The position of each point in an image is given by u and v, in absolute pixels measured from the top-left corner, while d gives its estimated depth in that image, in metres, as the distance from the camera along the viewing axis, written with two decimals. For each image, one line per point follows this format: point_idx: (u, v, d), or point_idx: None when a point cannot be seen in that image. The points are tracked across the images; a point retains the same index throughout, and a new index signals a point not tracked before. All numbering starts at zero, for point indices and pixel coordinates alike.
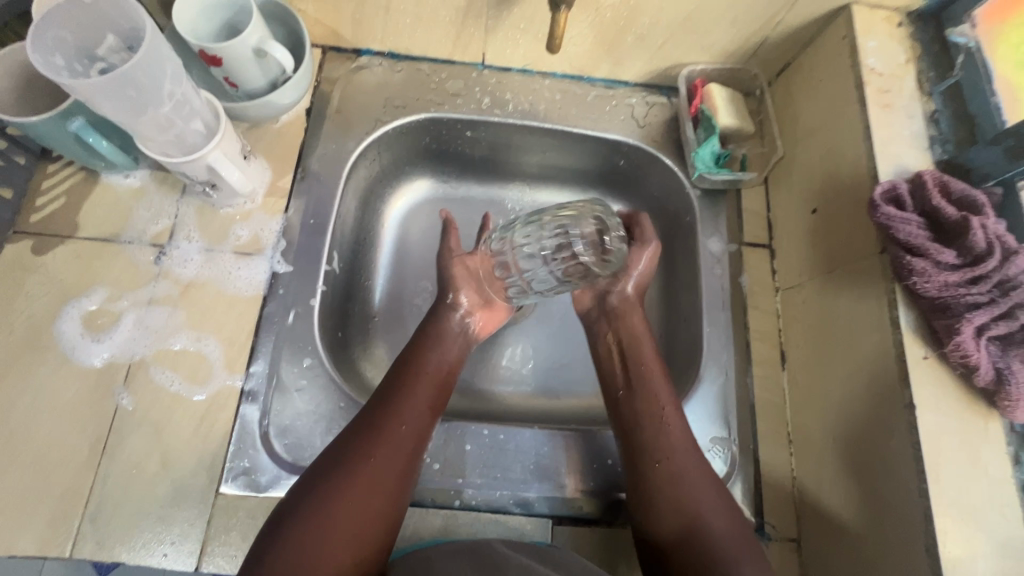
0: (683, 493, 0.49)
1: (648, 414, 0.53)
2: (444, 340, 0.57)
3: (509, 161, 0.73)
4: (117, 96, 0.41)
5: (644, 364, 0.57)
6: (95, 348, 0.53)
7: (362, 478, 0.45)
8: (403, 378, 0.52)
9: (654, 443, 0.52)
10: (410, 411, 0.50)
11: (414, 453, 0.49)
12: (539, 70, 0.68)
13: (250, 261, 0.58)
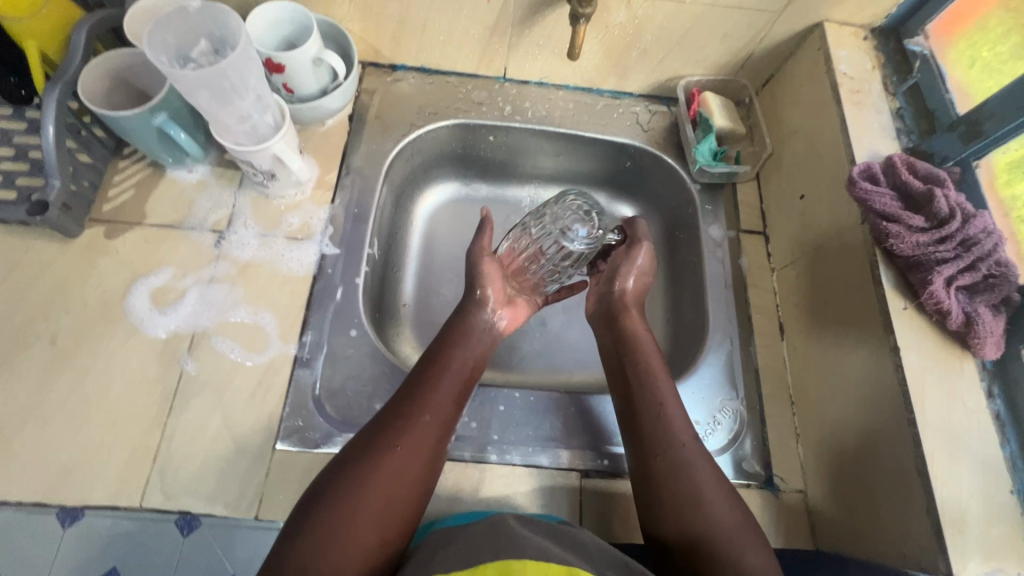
0: (690, 482, 0.50)
1: (655, 406, 0.55)
2: (467, 341, 0.58)
3: (527, 164, 0.81)
4: (206, 84, 0.48)
5: (643, 360, 0.59)
6: (161, 320, 0.58)
7: (387, 468, 0.47)
8: (429, 374, 0.54)
9: (656, 431, 0.53)
10: (435, 406, 0.52)
11: (438, 443, 0.50)
12: (553, 83, 0.77)
13: (301, 245, 0.64)
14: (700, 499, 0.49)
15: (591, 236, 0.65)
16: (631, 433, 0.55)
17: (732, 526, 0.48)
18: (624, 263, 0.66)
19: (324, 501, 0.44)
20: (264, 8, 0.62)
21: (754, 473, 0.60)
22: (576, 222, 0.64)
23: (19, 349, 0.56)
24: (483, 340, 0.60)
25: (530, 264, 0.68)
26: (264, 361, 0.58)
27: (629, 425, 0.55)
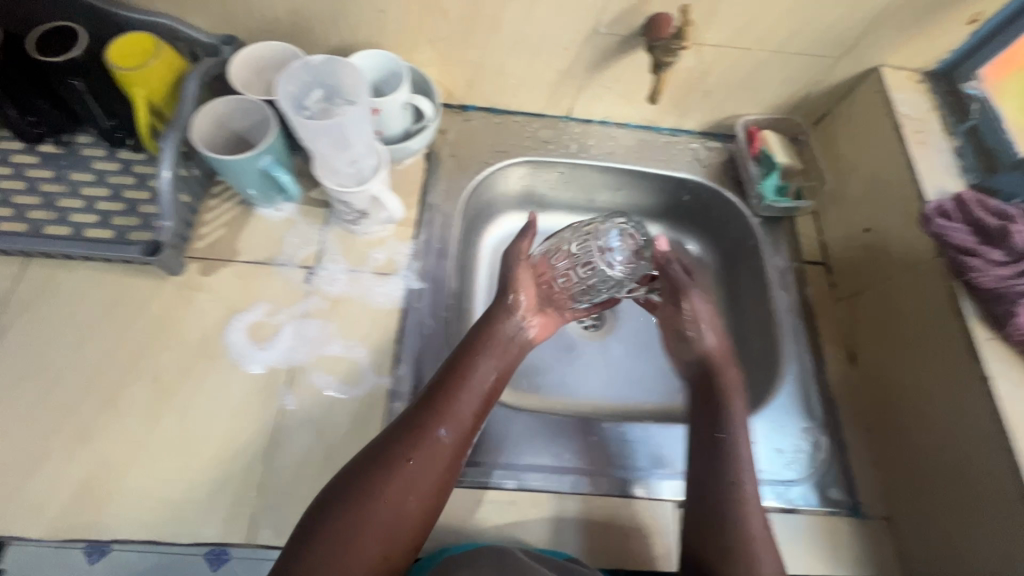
0: (734, 502, 0.52)
1: (722, 432, 0.56)
2: (490, 353, 0.57)
3: (586, 198, 0.84)
4: (324, 137, 0.55)
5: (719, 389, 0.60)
6: (259, 355, 0.60)
7: (395, 479, 0.47)
8: (451, 388, 0.53)
9: (729, 463, 0.54)
10: (453, 419, 0.51)
11: (453, 459, 0.50)
12: (615, 121, 0.80)
13: (388, 279, 0.66)
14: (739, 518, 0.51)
15: (625, 266, 0.63)
16: (701, 457, 0.55)
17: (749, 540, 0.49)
18: (693, 318, 0.65)
19: (337, 505, 0.45)
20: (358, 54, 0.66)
21: (839, 500, 0.61)
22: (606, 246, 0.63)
23: (123, 386, 0.57)
24: (508, 351, 0.59)
25: (564, 280, 0.65)
26: (360, 394, 0.59)
27: (695, 449, 0.57)
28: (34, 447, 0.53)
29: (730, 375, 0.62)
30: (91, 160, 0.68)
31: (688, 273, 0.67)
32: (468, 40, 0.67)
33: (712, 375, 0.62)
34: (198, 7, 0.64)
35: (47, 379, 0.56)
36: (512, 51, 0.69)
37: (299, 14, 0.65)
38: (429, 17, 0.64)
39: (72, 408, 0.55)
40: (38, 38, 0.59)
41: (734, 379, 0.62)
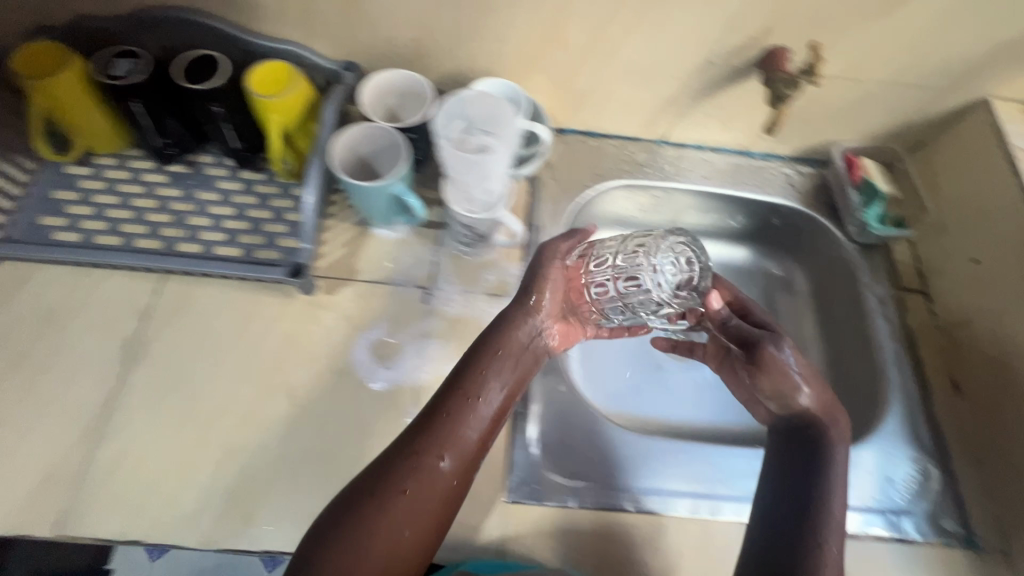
0: (804, 541, 0.48)
1: (818, 475, 0.52)
2: (497, 365, 0.54)
3: (675, 221, 0.85)
4: (461, 167, 0.61)
5: (809, 428, 0.55)
6: (385, 373, 0.62)
7: (385, 510, 0.45)
8: (449, 409, 0.50)
9: (812, 501, 0.50)
10: (450, 441, 0.49)
11: (452, 486, 0.48)
12: (709, 145, 0.81)
13: (500, 300, 0.68)
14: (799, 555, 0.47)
15: (671, 289, 0.57)
16: (789, 503, 0.51)
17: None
18: (793, 376, 0.55)
19: (330, 536, 0.44)
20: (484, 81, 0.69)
21: (953, 531, 0.61)
22: (666, 252, 0.57)
23: (260, 401, 0.59)
24: (522, 361, 0.56)
25: (596, 293, 0.60)
26: None
27: (776, 487, 0.53)
28: (183, 458, 0.56)
29: (838, 426, 0.55)
30: (215, 179, 0.71)
31: (768, 324, 0.60)
32: (581, 68, 0.69)
33: (823, 429, 0.54)
34: (325, 34, 0.67)
35: (190, 392, 0.59)
36: (622, 79, 0.70)
37: (421, 41, 0.67)
38: (548, 46, 0.66)
39: (215, 421, 0.58)
40: (183, 65, 0.62)
41: (842, 428, 0.55)
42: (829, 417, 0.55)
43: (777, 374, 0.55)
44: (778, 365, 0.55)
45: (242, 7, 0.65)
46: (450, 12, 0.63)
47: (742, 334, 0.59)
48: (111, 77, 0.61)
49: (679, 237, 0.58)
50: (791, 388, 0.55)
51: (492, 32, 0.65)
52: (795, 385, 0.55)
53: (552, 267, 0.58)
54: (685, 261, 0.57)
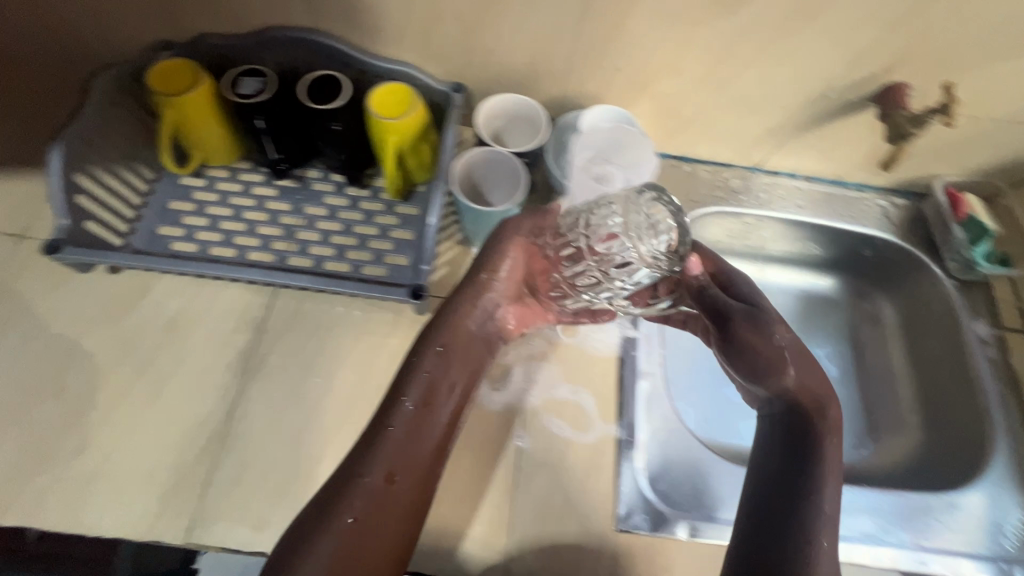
0: (795, 554, 0.42)
1: (808, 472, 0.45)
2: (441, 362, 0.51)
3: (762, 248, 0.85)
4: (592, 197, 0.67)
5: (814, 423, 0.47)
6: (494, 396, 0.63)
7: (326, 536, 0.42)
8: (393, 420, 0.48)
9: (805, 508, 0.44)
10: (398, 454, 0.46)
11: (400, 499, 0.45)
12: (804, 174, 0.81)
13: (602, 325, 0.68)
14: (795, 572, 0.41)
15: (649, 253, 0.49)
16: (767, 516, 0.45)
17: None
18: (777, 352, 0.49)
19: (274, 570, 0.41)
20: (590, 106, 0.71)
21: None
22: (651, 229, 0.49)
23: None
24: (474, 348, 0.55)
25: (566, 276, 0.56)
26: (591, 440, 0.61)
27: (758, 494, 0.47)
28: (300, 473, 0.57)
29: (833, 410, 0.48)
30: (322, 194, 0.72)
31: (750, 292, 0.54)
32: (690, 96, 0.69)
33: (812, 416, 0.47)
34: (439, 55, 0.67)
35: (305, 407, 0.60)
36: (730, 108, 0.70)
37: (534, 66, 0.67)
38: (662, 74, 0.66)
39: (330, 437, 0.59)
40: (307, 86, 0.64)
41: (829, 407, 0.48)
42: (816, 408, 0.48)
43: (762, 345, 0.49)
44: (761, 325, 0.51)
45: (363, 28, 0.65)
46: (570, 39, 0.63)
47: (716, 309, 0.53)
48: (239, 96, 0.63)
49: (659, 192, 0.50)
50: (767, 354, 0.49)
51: (608, 59, 0.65)
52: (771, 353, 0.49)
53: (531, 234, 0.55)
54: (665, 219, 0.49)
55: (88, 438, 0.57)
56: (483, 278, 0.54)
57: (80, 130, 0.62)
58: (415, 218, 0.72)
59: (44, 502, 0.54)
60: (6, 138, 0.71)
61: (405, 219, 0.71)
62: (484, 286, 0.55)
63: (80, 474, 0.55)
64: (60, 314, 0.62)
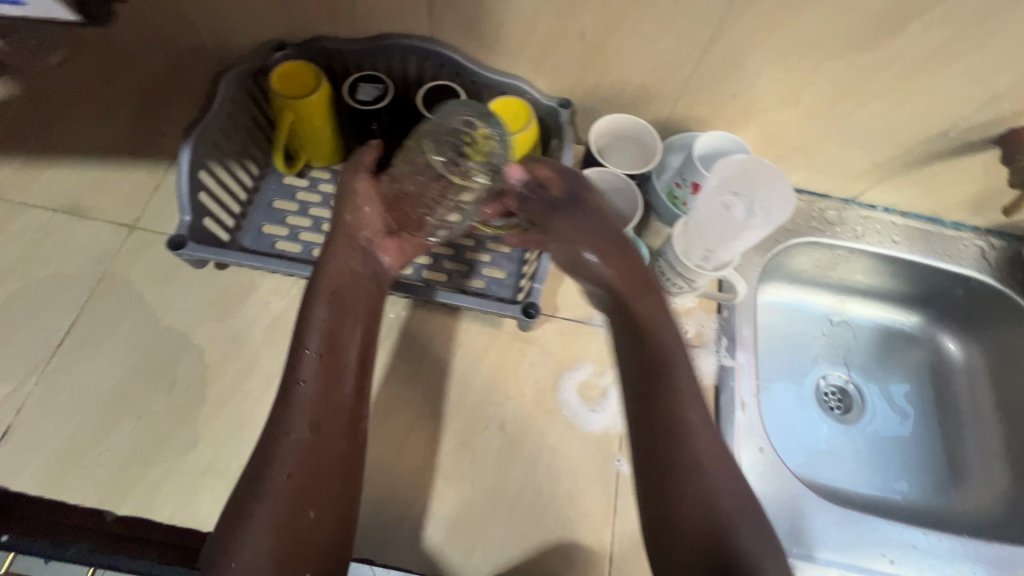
0: (679, 478, 0.48)
1: (648, 379, 0.53)
2: (337, 312, 0.56)
3: (846, 280, 0.85)
4: (717, 229, 0.60)
5: (657, 358, 0.54)
6: (592, 417, 0.63)
7: (269, 495, 0.47)
8: (303, 373, 0.52)
9: (650, 411, 0.52)
10: (312, 406, 0.51)
11: (329, 439, 0.50)
12: (899, 210, 0.80)
13: (698, 352, 0.68)
14: (688, 491, 0.48)
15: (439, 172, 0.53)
16: (648, 454, 0.51)
17: (693, 519, 0.47)
18: (596, 245, 0.59)
19: (221, 543, 0.44)
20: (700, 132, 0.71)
21: None
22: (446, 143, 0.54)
23: (475, 432, 0.61)
24: (360, 287, 0.58)
25: (419, 208, 0.57)
26: None
27: (649, 437, 0.51)
28: (406, 479, 0.58)
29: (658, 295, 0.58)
30: None
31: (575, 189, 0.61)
32: (802, 126, 0.68)
33: (627, 298, 0.58)
34: (553, 72, 0.67)
35: (409, 413, 0.62)
36: (841, 140, 0.69)
37: (648, 87, 0.67)
38: (780, 102, 0.65)
39: (435, 447, 0.60)
40: (424, 97, 0.65)
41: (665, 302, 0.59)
42: (662, 304, 0.58)
43: (579, 228, 0.60)
44: (602, 219, 0.61)
45: (482, 41, 0.65)
46: (694, 64, 0.62)
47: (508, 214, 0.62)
48: (357, 102, 0.64)
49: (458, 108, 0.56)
50: (602, 243, 0.59)
51: (728, 85, 0.64)
52: (604, 245, 0.59)
53: (368, 182, 0.59)
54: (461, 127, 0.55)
55: (197, 432, 0.57)
56: (344, 220, 0.59)
57: (207, 128, 0.62)
58: None
59: (159, 494, 0.55)
60: (120, 130, 0.73)
61: None
62: (348, 241, 0.58)
63: (192, 469, 0.56)
64: (171, 307, 0.63)
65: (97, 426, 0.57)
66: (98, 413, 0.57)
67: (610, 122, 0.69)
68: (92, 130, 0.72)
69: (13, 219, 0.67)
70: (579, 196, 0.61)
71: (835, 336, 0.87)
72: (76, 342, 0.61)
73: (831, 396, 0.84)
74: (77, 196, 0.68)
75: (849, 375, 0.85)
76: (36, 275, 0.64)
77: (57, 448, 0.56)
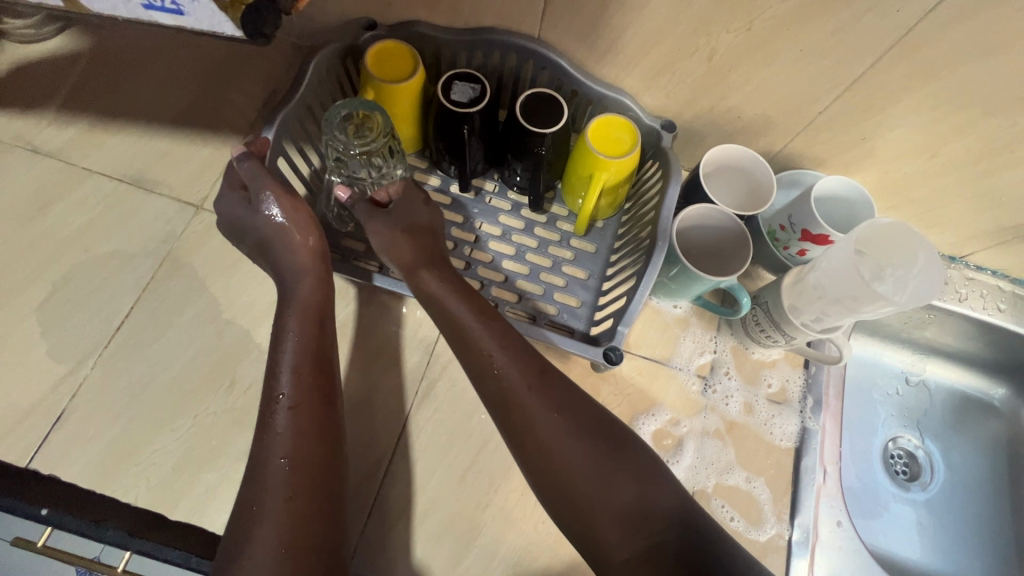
0: (567, 486, 0.44)
1: (479, 359, 0.50)
2: (311, 332, 0.51)
3: (936, 342, 0.79)
4: (840, 282, 0.52)
5: (489, 354, 0.50)
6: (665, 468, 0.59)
7: (266, 521, 0.41)
8: (282, 395, 0.47)
9: (494, 390, 0.49)
10: (298, 428, 0.45)
11: (315, 454, 0.45)
12: (1008, 275, 0.74)
13: (782, 411, 0.63)
14: (577, 499, 0.44)
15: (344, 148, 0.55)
16: (536, 480, 0.46)
17: (599, 496, 0.43)
18: (390, 236, 0.57)
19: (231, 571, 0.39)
20: (815, 172, 0.65)
21: None
22: (361, 133, 0.54)
23: None
24: (311, 309, 0.52)
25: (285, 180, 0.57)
26: (766, 534, 0.58)
27: (521, 460, 0.47)
28: (466, 515, 0.56)
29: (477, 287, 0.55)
30: (498, 212, 0.68)
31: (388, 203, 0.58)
32: (931, 179, 0.62)
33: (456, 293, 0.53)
34: (667, 89, 0.61)
35: (473, 442, 0.59)
36: (969, 200, 0.63)
37: (767, 118, 0.61)
38: (913, 153, 0.59)
39: (498, 483, 0.57)
40: (524, 103, 0.59)
41: (459, 275, 0.56)
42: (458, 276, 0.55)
43: (388, 223, 0.57)
44: (404, 201, 0.58)
45: (594, 48, 0.59)
46: (829, 102, 0.56)
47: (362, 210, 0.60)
48: (450, 102, 0.59)
49: (355, 103, 0.54)
50: (406, 228, 0.57)
51: (862, 128, 0.58)
52: (410, 225, 0.57)
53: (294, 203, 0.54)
54: (359, 120, 0.54)
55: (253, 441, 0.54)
56: (313, 245, 0.54)
57: (290, 114, 0.58)
58: (590, 255, 0.66)
59: (213, 502, 0.52)
60: (188, 97, 0.68)
61: (579, 255, 0.66)
62: (319, 263, 0.54)
63: None
64: (233, 301, 0.60)
65: (153, 420, 0.54)
66: (154, 408, 0.55)
67: (753, 158, 0.62)
68: (158, 94, 0.67)
69: (75, 186, 0.63)
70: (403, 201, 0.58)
71: (908, 398, 0.81)
72: (135, 328, 0.58)
73: (898, 459, 0.78)
74: (142, 167, 0.65)
75: (920, 441, 0.79)
76: (98, 250, 0.61)
77: (111, 441, 0.53)
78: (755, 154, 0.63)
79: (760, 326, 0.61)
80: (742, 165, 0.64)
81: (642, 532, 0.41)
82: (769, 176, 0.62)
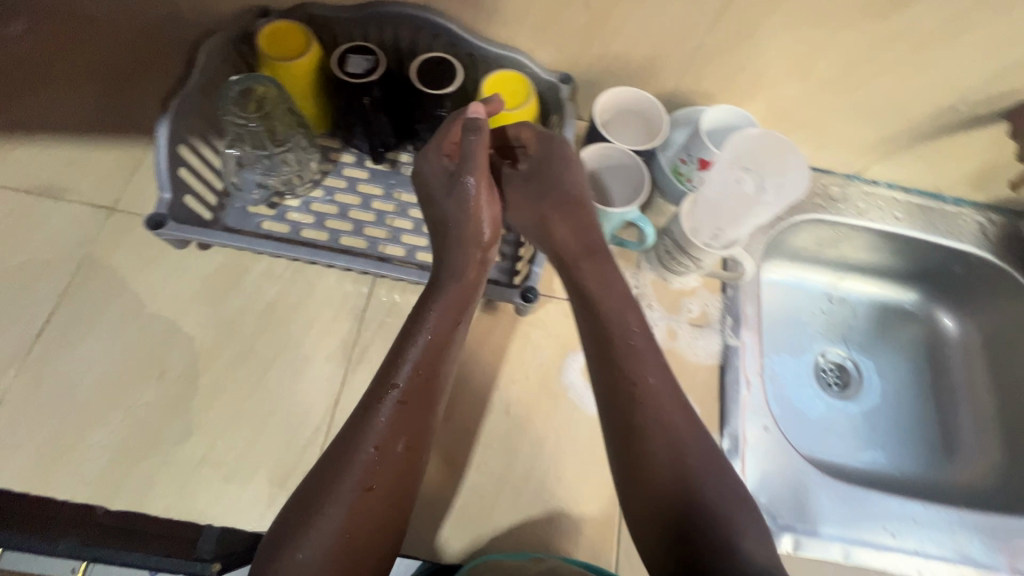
0: (654, 468, 0.48)
1: (621, 347, 0.53)
2: (444, 331, 0.52)
3: (849, 258, 0.84)
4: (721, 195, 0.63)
5: (633, 348, 0.53)
6: None
7: (338, 500, 0.43)
8: (396, 387, 0.48)
9: (630, 373, 0.52)
10: (397, 422, 0.47)
11: (404, 455, 0.46)
12: (901, 186, 0.80)
13: (704, 333, 0.66)
14: (659, 486, 0.47)
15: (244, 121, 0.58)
16: (623, 454, 0.50)
17: (679, 495, 0.47)
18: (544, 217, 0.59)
19: (289, 535, 0.42)
20: (705, 106, 0.69)
21: None
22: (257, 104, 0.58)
23: (480, 416, 0.61)
24: (464, 296, 0.54)
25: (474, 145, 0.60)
26: None
27: (618, 429, 0.51)
28: None
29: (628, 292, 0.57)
30: None
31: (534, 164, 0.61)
32: (809, 101, 0.67)
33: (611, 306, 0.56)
34: (556, 43, 0.64)
35: None
36: (848, 116, 0.68)
37: (653, 59, 0.64)
38: (787, 77, 0.64)
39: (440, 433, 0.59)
40: (420, 69, 0.61)
41: (616, 279, 0.58)
42: (609, 277, 0.58)
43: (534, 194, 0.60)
44: (547, 172, 0.60)
45: (480, 9, 0.61)
46: (701, 36, 0.60)
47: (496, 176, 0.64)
48: (347, 75, 0.60)
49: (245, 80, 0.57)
50: (558, 207, 0.59)
51: (736, 58, 0.62)
52: (566, 204, 0.59)
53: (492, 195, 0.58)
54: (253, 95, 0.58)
55: (190, 425, 0.55)
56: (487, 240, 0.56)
57: (186, 101, 0.59)
58: None
59: (153, 489, 0.53)
60: (88, 102, 0.67)
61: None
62: (478, 247, 0.56)
63: (185, 462, 0.54)
64: (157, 294, 0.60)
65: (84, 417, 0.55)
66: (84, 407, 0.55)
67: (646, 98, 0.66)
68: (57, 103, 0.67)
69: None
70: (546, 163, 0.60)
71: (833, 314, 0.86)
72: (57, 333, 0.58)
73: (829, 372, 0.83)
74: (50, 177, 0.64)
75: (847, 352, 0.84)
76: (10, 262, 0.60)
77: (42, 443, 0.53)
78: (647, 95, 0.66)
79: (670, 254, 0.64)
80: (636, 106, 0.67)
81: (688, 539, 0.45)
82: (661, 113, 0.65)
